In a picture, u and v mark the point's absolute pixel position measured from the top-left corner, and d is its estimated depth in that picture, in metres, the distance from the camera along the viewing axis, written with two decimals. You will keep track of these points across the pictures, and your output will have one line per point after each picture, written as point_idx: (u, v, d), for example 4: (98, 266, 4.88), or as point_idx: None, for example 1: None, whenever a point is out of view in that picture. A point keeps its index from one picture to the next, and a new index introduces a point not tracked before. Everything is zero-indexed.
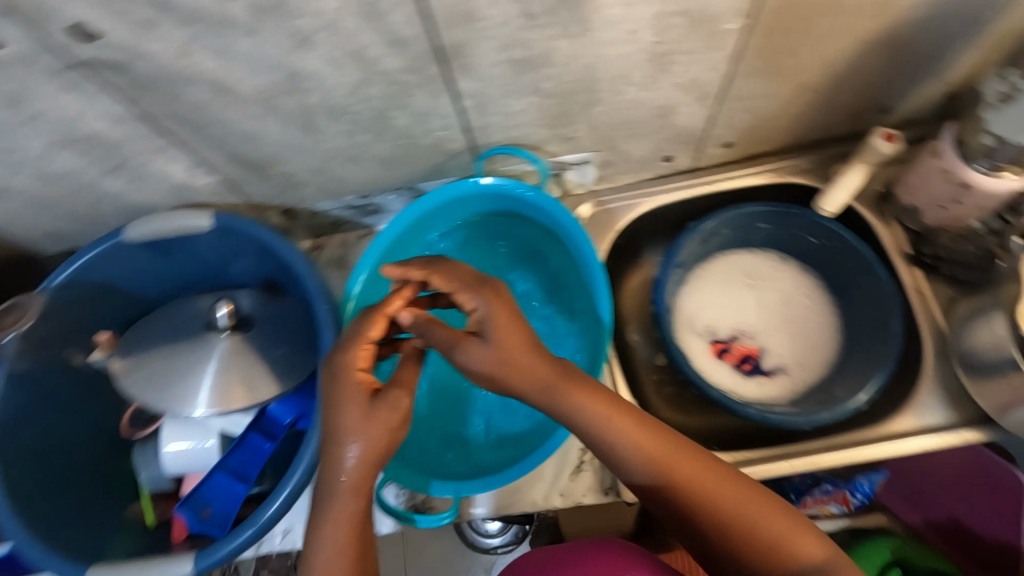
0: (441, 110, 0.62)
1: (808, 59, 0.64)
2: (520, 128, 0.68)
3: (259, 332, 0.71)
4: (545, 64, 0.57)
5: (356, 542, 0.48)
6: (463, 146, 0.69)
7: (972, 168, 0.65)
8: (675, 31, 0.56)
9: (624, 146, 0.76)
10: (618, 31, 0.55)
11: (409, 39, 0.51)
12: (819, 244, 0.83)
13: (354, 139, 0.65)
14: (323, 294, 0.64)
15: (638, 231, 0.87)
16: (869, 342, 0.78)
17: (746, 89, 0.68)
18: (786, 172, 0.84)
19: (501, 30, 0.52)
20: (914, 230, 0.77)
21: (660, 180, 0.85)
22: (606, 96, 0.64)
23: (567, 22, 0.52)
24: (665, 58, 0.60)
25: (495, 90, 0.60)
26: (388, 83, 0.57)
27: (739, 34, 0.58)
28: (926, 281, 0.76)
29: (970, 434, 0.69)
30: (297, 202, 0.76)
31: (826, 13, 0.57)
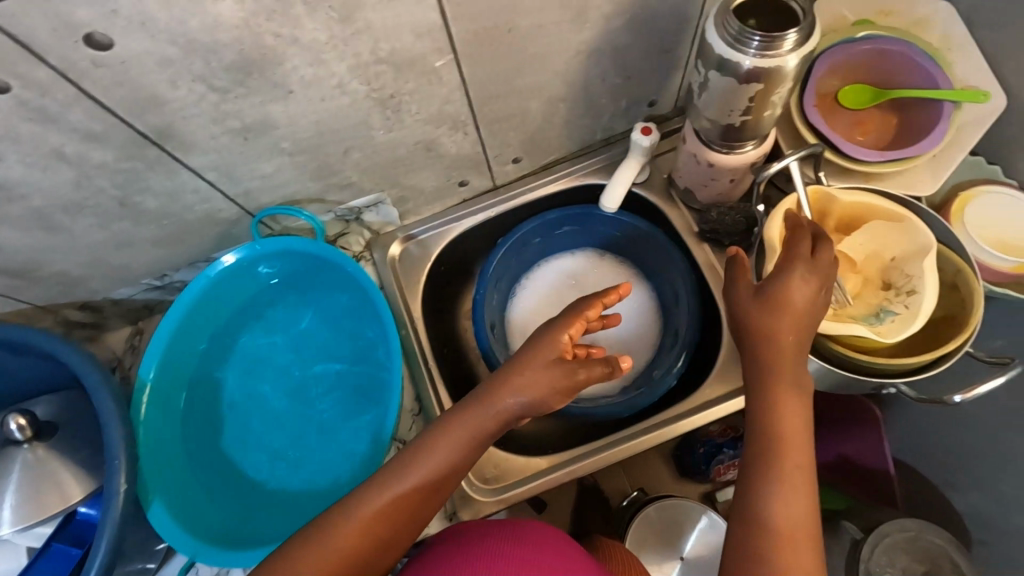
0: (188, 186, 0.63)
1: (540, 76, 0.67)
2: (287, 186, 0.69)
3: (61, 437, 0.69)
4: (270, 127, 0.59)
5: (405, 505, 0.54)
6: (236, 212, 0.70)
7: (711, 148, 0.70)
8: (385, 76, 0.58)
9: (409, 181, 0.78)
10: (325, 87, 0.57)
11: (106, 132, 0.52)
12: (623, 236, 0.87)
13: (113, 229, 0.64)
14: (103, 385, 0.62)
15: (458, 254, 0.89)
16: (678, 320, 0.82)
17: (498, 111, 0.71)
18: (581, 173, 0.87)
19: (200, 107, 0.53)
20: (696, 209, 0.82)
21: (466, 204, 0.87)
22: (357, 142, 0.66)
23: (264, 88, 0.54)
24: (392, 100, 0.62)
25: (234, 158, 0.61)
26: (112, 173, 0.57)
27: (452, 68, 0.61)
28: (714, 255, 0.81)
29: None
30: (91, 294, 0.75)
31: (528, 37, 0.61)
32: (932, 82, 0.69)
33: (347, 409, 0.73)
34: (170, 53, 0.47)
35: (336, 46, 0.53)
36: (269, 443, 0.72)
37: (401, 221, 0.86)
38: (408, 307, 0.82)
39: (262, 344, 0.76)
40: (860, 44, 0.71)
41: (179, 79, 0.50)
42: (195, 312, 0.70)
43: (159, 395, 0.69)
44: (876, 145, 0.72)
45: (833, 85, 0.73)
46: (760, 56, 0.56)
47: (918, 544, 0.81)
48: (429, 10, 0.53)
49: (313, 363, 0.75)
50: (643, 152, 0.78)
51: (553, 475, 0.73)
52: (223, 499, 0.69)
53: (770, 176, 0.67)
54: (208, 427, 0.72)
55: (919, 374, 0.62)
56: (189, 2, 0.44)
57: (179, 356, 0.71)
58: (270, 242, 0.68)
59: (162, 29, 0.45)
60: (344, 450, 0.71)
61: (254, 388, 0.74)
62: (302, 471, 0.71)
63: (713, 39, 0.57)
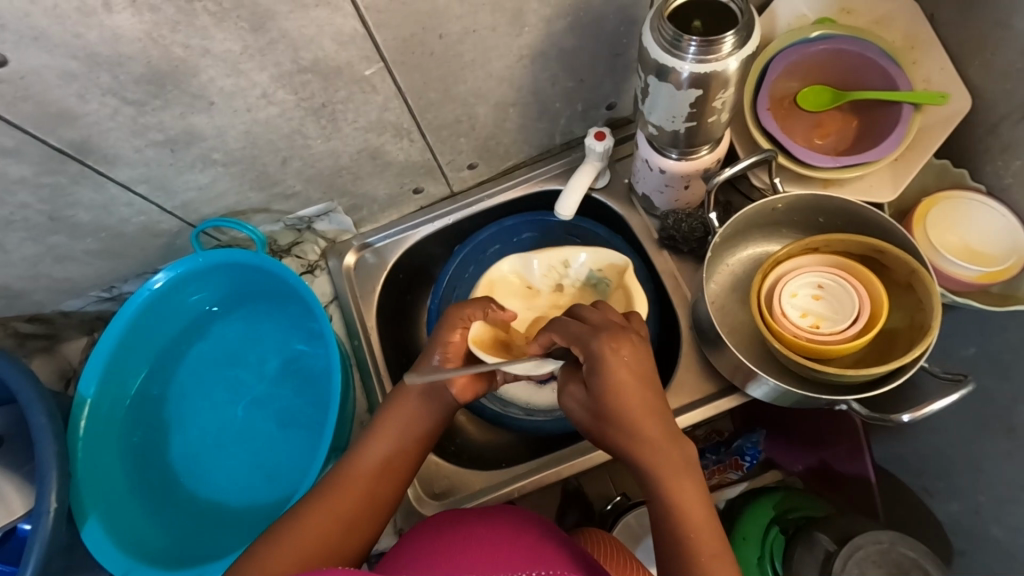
0: (120, 199, 0.61)
1: (482, 81, 0.66)
2: (226, 197, 0.68)
3: (1, 451, 0.66)
4: (196, 138, 0.57)
5: (357, 504, 0.54)
6: (177, 223, 0.69)
7: (664, 154, 0.68)
8: (313, 85, 0.57)
9: (358, 189, 0.76)
10: (249, 97, 0.55)
11: (18, 147, 0.51)
12: (583, 243, 0.85)
13: (47, 243, 0.63)
14: (39, 401, 0.61)
15: (416, 262, 0.87)
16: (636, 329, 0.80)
17: (442, 118, 0.69)
18: (542, 179, 0.84)
19: (116, 121, 0.52)
20: (657, 215, 0.80)
21: (423, 211, 0.84)
22: (294, 152, 0.65)
23: (182, 100, 0.52)
24: (324, 109, 0.60)
25: (164, 171, 0.60)
26: (35, 188, 0.56)
27: (384, 76, 0.59)
28: (674, 263, 0.78)
29: (721, 401, 0.72)
30: (36, 307, 0.73)
31: (461, 42, 0.59)
32: (891, 82, 0.67)
33: (291, 422, 0.73)
34: (72, 67, 0.46)
35: (253, 57, 0.51)
36: (215, 455, 0.73)
37: (358, 229, 0.84)
38: (362, 319, 0.81)
39: (208, 358, 0.76)
40: (816, 44, 0.69)
41: (88, 93, 0.49)
42: (137, 327, 0.70)
43: (99, 411, 0.69)
44: (834, 149, 0.69)
45: (791, 87, 0.70)
46: (699, 61, 0.54)
47: (889, 557, 0.77)
48: (348, 17, 0.51)
49: (260, 375, 0.75)
50: (598, 158, 0.76)
51: (502, 491, 0.71)
52: (167, 513, 0.70)
53: (722, 183, 0.66)
54: (152, 441, 0.72)
55: (876, 391, 0.60)
56: (81, 15, 0.43)
57: (122, 371, 0.71)
58: (212, 253, 0.69)
59: (56, 42, 0.44)
60: (287, 462, 0.72)
61: (200, 400, 0.74)
62: (246, 483, 0.71)
63: (649, 42, 0.55)
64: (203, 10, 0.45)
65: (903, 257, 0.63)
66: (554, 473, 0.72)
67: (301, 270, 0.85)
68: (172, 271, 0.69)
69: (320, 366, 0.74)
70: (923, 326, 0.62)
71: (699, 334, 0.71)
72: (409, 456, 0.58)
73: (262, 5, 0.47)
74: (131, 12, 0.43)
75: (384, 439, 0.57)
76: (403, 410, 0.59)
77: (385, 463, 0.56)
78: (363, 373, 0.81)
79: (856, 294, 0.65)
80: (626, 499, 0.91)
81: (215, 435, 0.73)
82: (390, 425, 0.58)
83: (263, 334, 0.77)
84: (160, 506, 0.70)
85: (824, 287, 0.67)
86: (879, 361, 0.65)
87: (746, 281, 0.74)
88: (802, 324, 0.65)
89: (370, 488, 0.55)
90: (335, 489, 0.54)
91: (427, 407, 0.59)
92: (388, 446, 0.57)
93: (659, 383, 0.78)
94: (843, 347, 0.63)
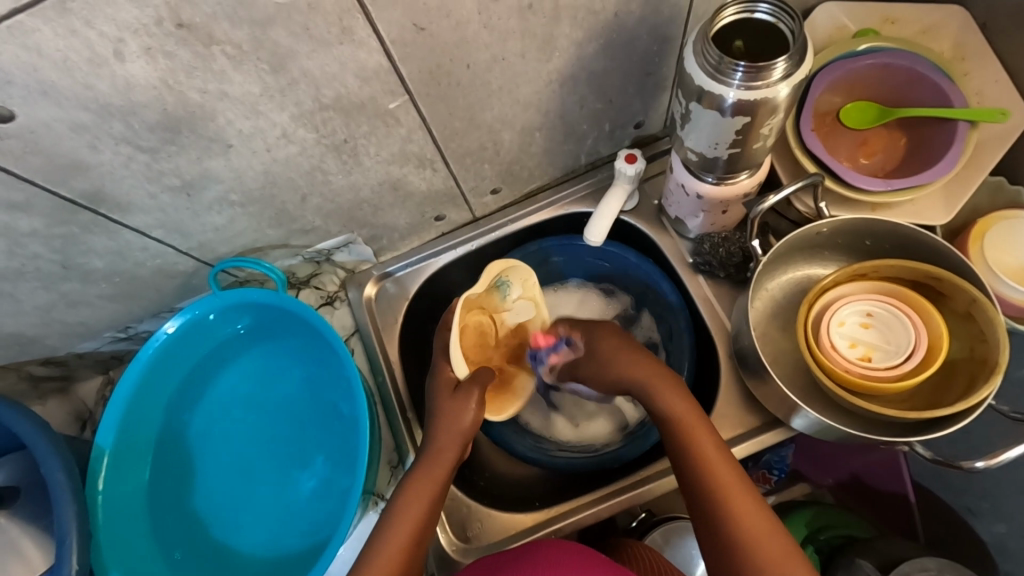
0: (134, 244, 0.59)
1: (508, 107, 0.62)
2: (243, 236, 0.65)
3: (23, 502, 0.64)
4: (213, 181, 0.54)
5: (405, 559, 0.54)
6: (194, 263, 0.66)
7: (701, 178, 0.65)
8: (335, 122, 0.53)
9: (378, 220, 0.72)
10: (267, 138, 0.52)
11: (29, 200, 0.48)
12: (612, 266, 0.81)
13: (60, 290, 0.61)
14: (55, 455, 0.58)
15: (438, 291, 0.83)
16: (672, 357, 0.76)
17: (467, 146, 0.65)
18: (568, 202, 0.80)
19: (130, 169, 0.49)
20: (690, 238, 0.76)
21: (445, 237, 0.80)
22: (314, 188, 0.61)
23: (198, 145, 0.49)
24: (346, 144, 0.57)
25: (180, 215, 0.57)
26: (47, 239, 0.53)
27: (408, 108, 0.56)
28: (710, 288, 0.75)
29: (765, 435, 0.68)
30: (50, 352, 0.70)
31: (488, 71, 0.55)
32: (943, 98, 0.63)
33: (316, 466, 0.71)
34: (83, 118, 0.43)
35: (273, 97, 0.48)
36: (238, 504, 0.70)
37: (378, 258, 0.80)
38: (384, 352, 0.76)
39: (228, 401, 0.73)
40: (862, 58, 0.65)
41: (99, 143, 0.46)
42: (152, 375, 0.68)
43: (119, 463, 0.67)
44: (881, 169, 0.66)
45: (834, 103, 0.66)
46: (746, 87, 0.50)
47: None
48: (373, 52, 0.48)
49: (281, 419, 0.73)
50: (628, 180, 0.73)
51: (537, 534, 0.68)
52: (193, 566, 0.68)
53: (766, 209, 0.62)
54: (174, 491, 0.70)
55: (941, 432, 0.56)
56: (92, 65, 0.40)
57: (140, 421, 0.69)
58: (227, 294, 0.67)
59: (66, 95, 0.41)
60: (313, 510, 0.69)
61: (221, 447, 0.72)
62: (272, 531, 0.69)
63: (693, 67, 0.52)
64: (220, 54, 0.42)
65: (964, 286, 0.59)
66: (592, 513, 0.69)
67: (320, 302, 0.80)
68: (184, 316, 0.67)
69: (343, 407, 0.71)
70: (987, 360, 0.58)
71: (740, 365, 0.67)
72: (433, 522, 0.57)
73: (282, 45, 0.44)
74: (145, 60, 0.41)
75: (415, 501, 0.56)
76: (439, 459, 0.58)
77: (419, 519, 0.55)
78: (387, 410, 0.77)
79: (911, 323, 0.61)
80: (651, 515, 0.84)
81: (238, 481, 0.71)
82: (423, 481, 0.57)
83: (282, 375, 0.74)
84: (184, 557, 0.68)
85: (875, 315, 0.63)
86: (937, 395, 0.62)
87: (787, 308, 0.71)
88: (852, 357, 0.61)
89: (411, 550, 0.54)
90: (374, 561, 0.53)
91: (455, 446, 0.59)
92: (421, 504, 0.56)
93: (696, 415, 0.75)
94: (898, 381, 0.60)
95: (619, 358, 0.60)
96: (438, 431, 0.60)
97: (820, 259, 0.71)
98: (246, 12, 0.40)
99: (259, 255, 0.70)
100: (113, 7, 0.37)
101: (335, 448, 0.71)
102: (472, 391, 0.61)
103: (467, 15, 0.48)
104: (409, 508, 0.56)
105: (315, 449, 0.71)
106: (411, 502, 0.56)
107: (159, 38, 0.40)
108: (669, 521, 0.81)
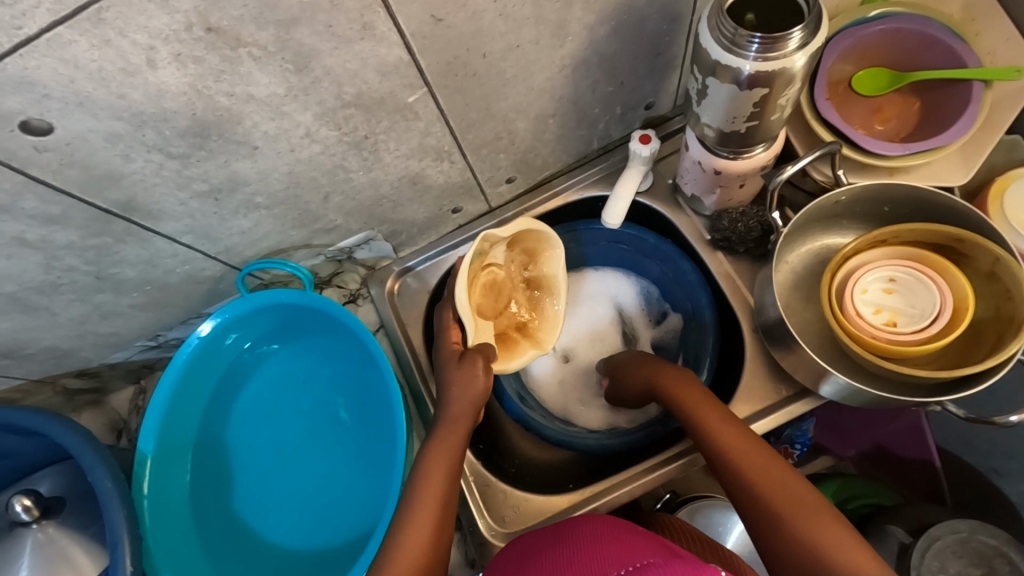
0: (165, 252, 0.60)
1: (523, 95, 0.62)
2: (269, 238, 0.65)
3: (70, 512, 0.65)
4: (239, 185, 0.55)
5: (438, 518, 0.54)
6: (221, 268, 0.67)
7: (716, 154, 0.65)
8: (356, 119, 0.54)
9: (398, 216, 0.73)
10: (290, 139, 0.53)
11: (65, 213, 0.49)
12: (629, 249, 0.82)
13: (94, 301, 0.62)
14: (100, 464, 0.59)
15: None
16: (694, 334, 0.77)
17: (483, 136, 0.66)
18: (582, 186, 0.80)
19: (161, 176, 0.50)
20: (706, 215, 0.77)
21: (462, 230, 0.80)
22: (336, 186, 0.62)
23: (226, 149, 0.50)
24: (367, 141, 0.58)
25: (208, 220, 0.58)
26: (83, 251, 0.55)
27: (427, 101, 0.56)
28: (730, 264, 0.75)
29: (794, 406, 0.69)
30: (85, 363, 0.71)
31: (504, 60, 0.56)
32: (957, 60, 0.63)
33: (353, 460, 0.72)
34: (117, 128, 0.44)
35: (297, 97, 0.49)
36: (278, 501, 0.71)
37: (397, 254, 0.80)
38: (411, 345, 0.77)
39: (259, 406, 0.75)
40: (873, 24, 0.65)
41: (133, 152, 0.47)
42: (188, 379, 0.69)
43: (160, 468, 0.68)
44: (896, 135, 0.66)
45: (845, 71, 0.66)
46: (762, 59, 0.51)
47: (971, 546, 0.70)
48: (392, 47, 0.48)
49: (313, 417, 0.74)
50: (643, 162, 0.73)
51: (572, 515, 0.69)
52: (241, 563, 0.69)
53: (784, 181, 0.62)
54: (217, 493, 0.71)
55: (970, 390, 0.57)
56: (125, 74, 0.40)
57: (177, 425, 0.70)
58: (258, 296, 0.68)
59: (100, 105, 0.42)
60: (353, 501, 0.70)
61: (258, 448, 0.73)
62: (314, 527, 0.70)
63: (708, 42, 0.52)
64: (247, 56, 0.43)
65: (986, 247, 0.60)
66: (626, 491, 0.70)
67: (343, 300, 0.83)
68: (217, 319, 0.68)
69: (375, 402, 0.72)
70: (1013, 319, 0.59)
71: (765, 338, 0.68)
72: (455, 498, 0.57)
73: (306, 45, 0.44)
74: (175, 66, 0.41)
75: (435, 498, 0.55)
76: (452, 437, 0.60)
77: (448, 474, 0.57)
78: (416, 402, 0.78)
79: (934, 286, 0.62)
80: (676, 496, 0.85)
81: (280, 479, 0.72)
82: (440, 462, 0.58)
83: (312, 372, 0.75)
84: (237, 555, 0.69)
85: (897, 280, 0.63)
86: (962, 357, 0.62)
87: (808, 279, 0.71)
88: (878, 323, 0.62)
89: (437, 527, 0.54)
90: (415, 516, 0.54)
91: (462, 394, 0.61)
92: (445, 469, 0.57)
93: (719, 393, 0.76)
94: (925, 344, 0.60)
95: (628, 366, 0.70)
96: (452, 400, 0.61)
97: (837, 228, 0.71)
98: (272, 13, 0.41)
99: (284, 256, 0.70)
100: (145, 15, 0.37)
101: (370, 443, 0.72)
102: (477, 358, 0.62)
103: (482, 4, 0.49)
104: (435, 467, 0.57)
105: (350, 443, 0.72)
106: (430, 494, 0.56)
107: (188, 44, 0.40)
108: (696, 500, 0.82)
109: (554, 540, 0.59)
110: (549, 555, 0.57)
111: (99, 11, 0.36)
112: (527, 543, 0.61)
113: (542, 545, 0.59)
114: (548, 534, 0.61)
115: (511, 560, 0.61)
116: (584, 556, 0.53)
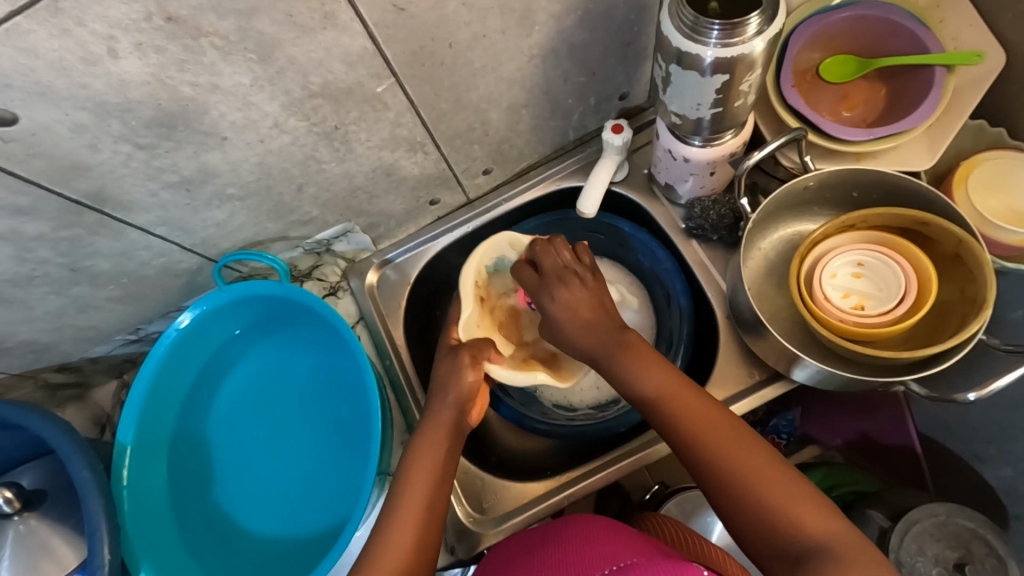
0: (139, 244, 0.60)
1: (493, 86, 0.63)
2: (244, 230, 0.66)
3: (51, 504, 0.66)
4: (210, 176, 0.56)
5: (417, 520, 0.54)
6: (197, 260, 0.67)
7: (687, 142, 0.66)
8: (324, 109, 0.55)
9: (374, 208, 0.73)
10: (259, 130, 0.53)
11: (34, 204, 0.50)
12: (608, 240, 0.83)
13: (70, 294, 0.62)
14: (79, 454, 0.59)
15: (437, 275, 0.84)
16: (671, 323, 0.78)
17: (455, 127, 0.66)
18: (559, 177, 0.81)
19: (129, 167, 0.51)
20: (681, 204, 0.77)
21: (440, 222, 0.81)
22: (309, 178, 0.63)
23: (194, 139, 0.51)
24: (338, 131, 0.58)
25: (181, 211, 0.59)
26: (55, 243, 0.55)
27: (395, 92, 0.57)
28: (705, 252, 0.76)
29: (766, 390, 0.70)
30: (65, 357, 0.72)
31: (470, 49, 0.57)
32: (921, 45, 0.64)
33: (332, 451, 0.72)
34: (82, 118, 0.45)
35: (263, 87, 0.49)
36: (258, 492, 0.72)
37: (377, 246, 0.81)
38: (391, 337, 0.78)
39: (240, 399, 0.75)
40: (837, 12, 0.66)
41: (99, 142, 0.47)
42: (167, 373, 0.70)
43: (141, 459, 0.69)
44: (864, 120, 0.67)
45: (812, 59, 0.67)
46: (723, 45, 0.51)
47: (948, 529, 0.71)
48: (356, 36, 0.49)
49: (294, 410, 0.75)
50: (616, 151, 0.74)
51: (550, 501, 0.70)
52: (223, 554, 0.70)
53: (752, 166, 0.62)
54: (198, 485, 0.72)
55: (934, 369, 0.58)
56: (87, 64, 0.41)
57: (158, 417, 0.70)
58: (235, 287, 0.68)
59: (63, 94, 0.42)
60: (333, 492, 0.71)
61: (239, 440, 0.74)
62: (295, 517, 0.71)
63: (669, 29, 0.53)
64: (209, 46, 0.44)
65: (949, 229, 0.61)
66: (602, 478, 0.70)
67: (323, 293, 0.82)
68: (196, 310, 0.68)
69: (353, 393, 0.73)
70: (976, 299, 0.60)
71: (737, 325, 0.68)
72: (436, 493, 0.57)
73: (267, 34, 0.45)
74: (136, 56, 0.42)
75: (421, 486, 0.56)
76: (433, 447, 0.59)
77: (432, 463, 0.58)
78: (396, 392, 0.78)
79: (901, 270, 0.63)
80: (664, 487, 0.85)
81: (261, 471, 0.73)
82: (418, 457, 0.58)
83: (293, 363, 0.76)
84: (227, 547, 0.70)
85: (865, 265, 0.64)
86: (930, 338, 0.63)
87: (781, 266, 0.72)
88: (846, 307, 0.62)
89: (418, 527, 0.54)
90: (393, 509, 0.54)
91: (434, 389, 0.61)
92: (424, 466, 0.57)
93: (696, 380, 0.76)
94: (893, 326, 0.61)
95: (572, 315, 0.59)
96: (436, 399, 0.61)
97: (808, 215, 0.72)
98: (231, 2, 0.42)
99: (261, 249, 0.71)
100: (103, 4, 0.38)
101: (349, 434, 0.72)
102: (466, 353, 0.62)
103: None
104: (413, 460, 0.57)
105: (330, 434, 0.73)
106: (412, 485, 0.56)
107: (149, 34, 0.41)
108: (681, 490, 0.82)
109: (539, 540, 0.60)
110: (534, 555, 0.57)
111: (56, 0, 0.37)
112: (517, 542, 0.62)
113: (527, 546, 0.60)
114: (534, 533, 0.62)
115: (498, 561, 0.61)
116: (571, 554, 0.54)
